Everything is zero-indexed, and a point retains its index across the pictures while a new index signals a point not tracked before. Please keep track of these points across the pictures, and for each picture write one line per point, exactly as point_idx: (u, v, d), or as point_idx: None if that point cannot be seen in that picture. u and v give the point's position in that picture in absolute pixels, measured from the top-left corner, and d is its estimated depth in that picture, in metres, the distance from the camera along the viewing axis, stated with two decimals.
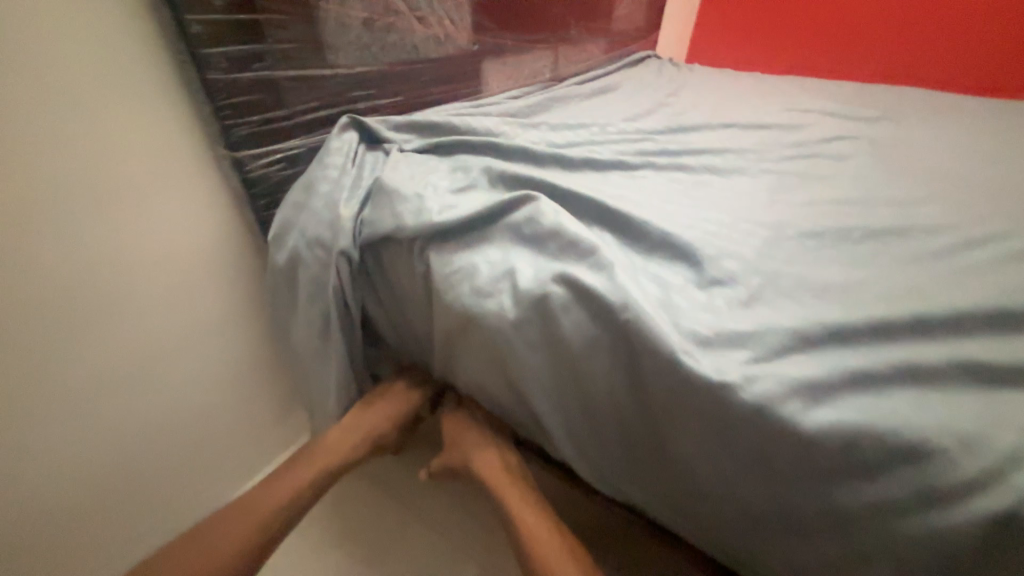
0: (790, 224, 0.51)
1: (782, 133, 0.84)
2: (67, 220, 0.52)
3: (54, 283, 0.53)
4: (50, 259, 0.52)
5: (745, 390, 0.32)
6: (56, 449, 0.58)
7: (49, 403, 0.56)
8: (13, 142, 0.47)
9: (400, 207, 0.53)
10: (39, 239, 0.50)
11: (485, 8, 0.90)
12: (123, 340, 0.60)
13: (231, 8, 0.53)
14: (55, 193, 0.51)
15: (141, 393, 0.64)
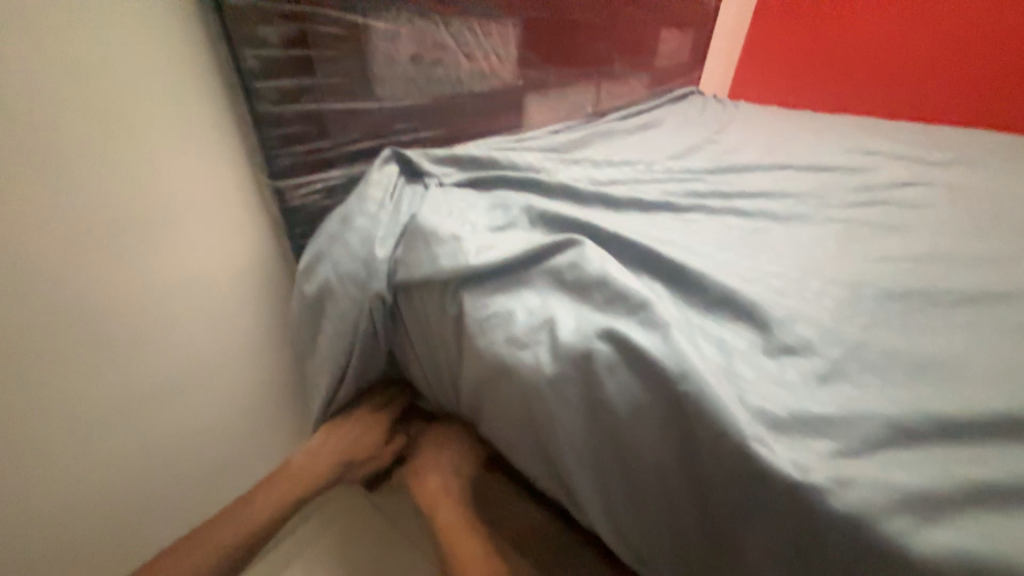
0: (867, 282, 0.45)
1: (843, 177, 0.78)
2: (112, 243, 0.53)
3: (93, 303, 0.53)
4: (92, 280, 0.53)
5: (832, 493, 0.27)
6: (72, 467, 0.57)
7: (76, 422, 0.56)
8: (64, 163, 0.48)
9: (437, 246, 0.50)
10: (84, 261, 0.52)
11: (531, 44, 0.90)
12: (150, 359, 0.60)
13: (286, 44, 0.54)
14: (104, 217, 0.52)
15: (165, 416, 0.64)
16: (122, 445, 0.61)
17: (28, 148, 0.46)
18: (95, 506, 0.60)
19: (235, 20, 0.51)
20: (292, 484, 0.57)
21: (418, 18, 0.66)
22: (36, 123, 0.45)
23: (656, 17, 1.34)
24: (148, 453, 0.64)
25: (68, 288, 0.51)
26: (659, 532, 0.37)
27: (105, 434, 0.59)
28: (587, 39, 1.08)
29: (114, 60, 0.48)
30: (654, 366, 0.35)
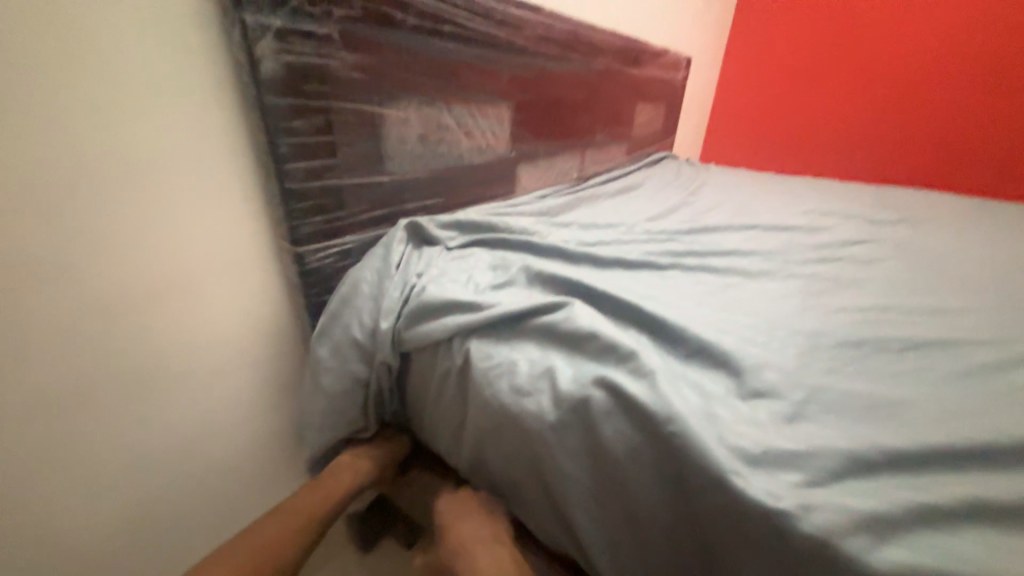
0: (824, 332, 0.51)
1: (805, 236, 0.88)
2: (131, 312, 0.55)
3: (105, 371, 0.54)
4: (107, 349, 0.54)
5: (802, 519, 0.31)
6: (75, 531, 0.55)
7: (72, 494, 0.54)
8: (113, 233, 0.51)
9: (440, 310, 0.56)
10: (109, 325, 0.53)
11: (523, 122, 1.02)
12: (163, 418, 0.61)
13: (314, 131, 0.60)
14: (127, 287, 0.54)
15: (161, 484, 0.63)
16: (113, 517, 0.59)
17: (64, 227, 0.48)
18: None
19: (272, 114, 0.56)
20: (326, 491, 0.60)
21: (426, 105, 0.76)
22: (74, 202, 0.48)
23: (631, 95, 1.51)
24: (140, 523, 0.62)
25: (81, 358, 0.52)
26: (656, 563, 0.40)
27: (100, 504, 0.57)
28: (572, 116, 1.21)
29: (154, 141, 0.52)
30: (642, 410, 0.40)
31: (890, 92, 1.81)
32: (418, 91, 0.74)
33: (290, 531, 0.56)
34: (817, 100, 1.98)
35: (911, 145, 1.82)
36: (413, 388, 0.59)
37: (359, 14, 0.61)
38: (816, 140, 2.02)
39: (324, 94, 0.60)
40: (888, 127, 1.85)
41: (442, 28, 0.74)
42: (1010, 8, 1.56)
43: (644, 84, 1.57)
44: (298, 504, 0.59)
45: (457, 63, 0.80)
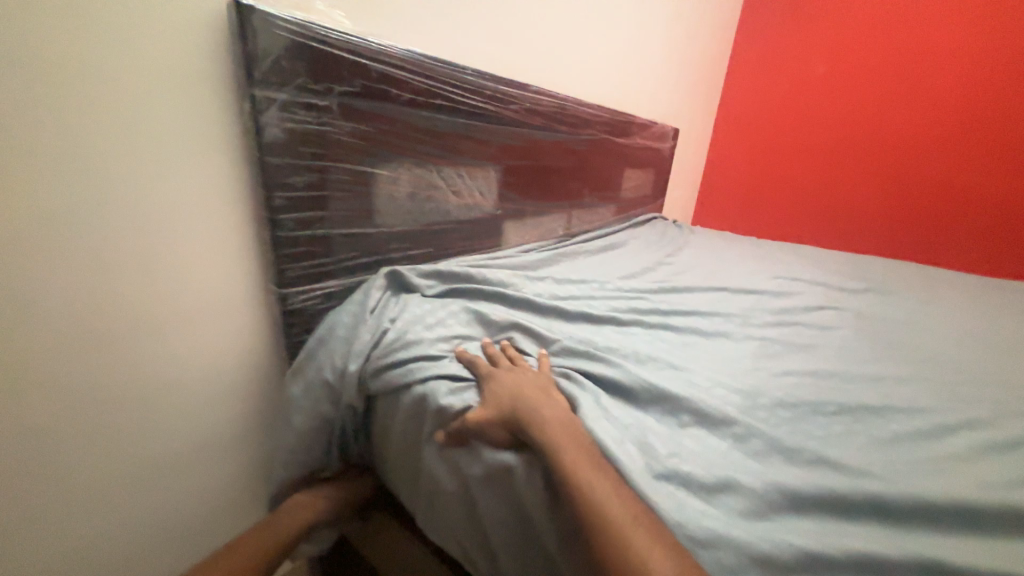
0: (765, 392, 0.54)
1: (769, 300, 0.92)
2: (106, 345, 0.56)
3: (71, 404, 0.55)
4: (77, 381, 0.55)
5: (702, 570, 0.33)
6: (31, 564, 0.55)
7: (37, 523, 0.55)
8: (121, 273, 0.56)
9: (404, 354, 0.59)
10: (103, 358, 0.56)
11: (510, 183, 1.11)
12: (139, 451, 0.62)
13: (308, 187, 0.67)
14: (105, 321, 0.56)
15: (112, 521, 0.62)
16: (56, 555, 0.57)
17: (53, 262, 0.50)
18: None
19: (271, 172, 0.63)
20: (280, 523, 0.62)
21: (416, 166, 0.84)
22: (67, 239, 0.51)
23: (619, 161, 1.62)
24: (95, 558, 0.61)
25: (48, 390, 0.53)
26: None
27: (62, 536, 0.57)
28: (560, 179, 1.31)
29: (152, 186, 0.56)
30: (550, 460, 0.42)
31: (868, 170, 1.93)
32: (409, 154, 0.82)
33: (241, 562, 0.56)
34: (800, 173, 2.10)
35: (890, 220, 1.90)
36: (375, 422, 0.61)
37: (358, 90, 0.70)
38: (795, 209, 2.14)
39: (320, 155, 0.68)
40: (868, 202, 1.94)
41: (435, 103, 0.84)
42: (973, 103, 1.70)
43: (632, 152, 1.68)
44: (249, 537, 0.60)
45: (449, 131, 0.89)
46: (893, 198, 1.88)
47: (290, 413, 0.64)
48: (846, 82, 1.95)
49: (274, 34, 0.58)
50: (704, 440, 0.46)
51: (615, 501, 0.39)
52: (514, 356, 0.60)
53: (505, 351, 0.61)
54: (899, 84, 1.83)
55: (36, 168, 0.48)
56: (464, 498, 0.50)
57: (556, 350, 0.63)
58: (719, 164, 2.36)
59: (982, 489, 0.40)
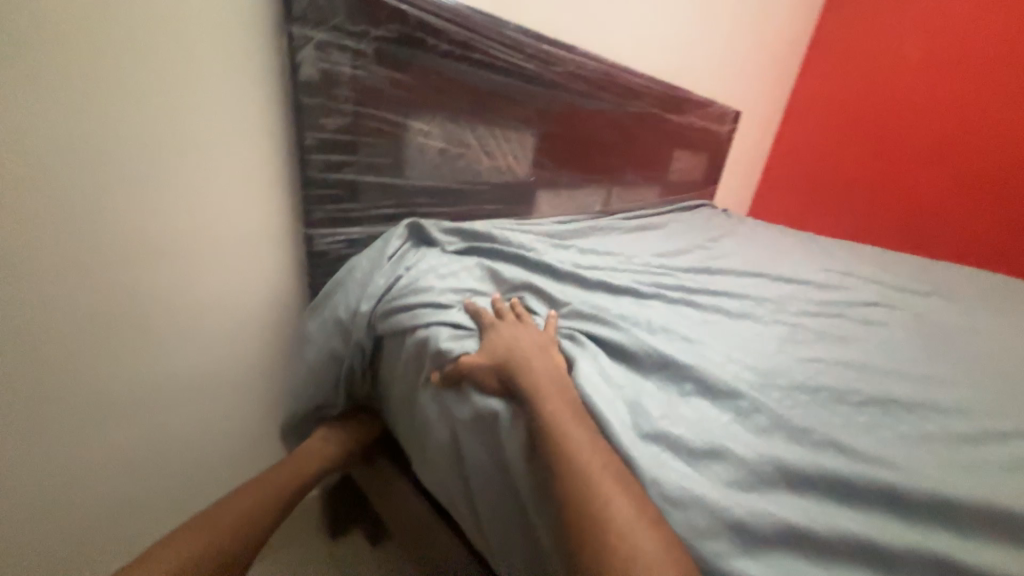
0: (784, 373, 0.50)
1: (811, 290, 0.85)
2: (142, 265, 0.61)
3: (110, 317, 0.60)
4: (117, 296, 0.60)
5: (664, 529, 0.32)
6: (79, 452, 0.62)
7: (82, 417, 0.61)
8: (162, 198, 0.60)
9: (412, 299, 0.60)
10: (144, 276, 0.61)
11: (546, 150, 1.08)
12: (173, 365, 0.68)
13: (339, 131, 0.69)
14: (144, 242, 0.60)
15: (145, 426, 0.68)
16: (98, 449, 0.64)
17: (99, 182, 0.55)
18: (58, 509, 0.63)
19: (304, 111, 0.65)
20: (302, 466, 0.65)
21: (449, 122, 0.84)
22: (113, 162, 0.55)
23: (668, 140, 1.53)
24: (133, 457, 0.68)
25: (92, 301, 0.58)
26: (536, 547, 0.43)
27: (105, 432, 0.64)
28: (601, 152, 1.26)
29: (191, 118, 0.59)
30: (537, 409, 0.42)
31: (954, 173, 1.75)
32: (443, 108, 0.82)
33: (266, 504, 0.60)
34: (878, 168, 1.92)
35: (969, 231, 1.74)
36: (380, 364, 0.63)
37: (394, 36, 0.70)
38: (869, 207, 1.94)
39: (353, 99, 0.69)
40: (949, 209, 1.77)
41: (472, 57, 0.82)
42: None
43: (684, 131, 1.59)
44: (272, 479, 0.63)
45: (484, 89, 0.87)
46: (977, 207, 1.72)
47: (305, 347, 0.67)
48: (947, 71, 1.75)
49: None
50: (704, 412, 0.43)
51: (596, 454, 0.38)
52: (522, 313, 0.59)
53: (513, 307, 0.61)
54: (1009, 76, 1.64)
55: (88, 91, 0.51)
56: (448, 445, 0.51)
57: (565, 312, 0.61)
58: (784, 153, 2.18)
59: (1017, 498, 0.35)
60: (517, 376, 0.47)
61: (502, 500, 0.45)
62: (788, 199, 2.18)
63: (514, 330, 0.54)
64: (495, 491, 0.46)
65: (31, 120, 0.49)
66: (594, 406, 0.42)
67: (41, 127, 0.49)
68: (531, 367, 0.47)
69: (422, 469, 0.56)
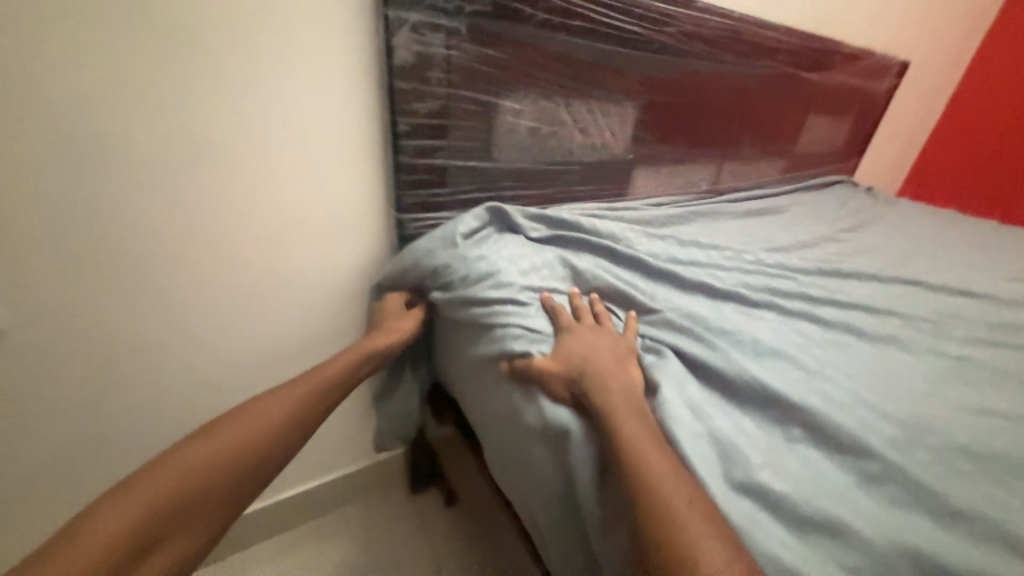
0: (934, 428, 0.40)
1: (986, 308, 0.67)
2: (258, 243, 0.67)
3: (235, 288, 0.69)
4: (227, 269, 0.67)
5: None
6: (218, 396, 0.75)
7: (218, 368, 0.73)
8: (271, 181, 0.65)
9: (490, 293, 0.59)
10: (260, 252, 0.68)
11: (648, 124, 0.97)
12: (286, 330, 0.76)
13: (431, 115, 0.68)
14: (248, 222, 0.65)
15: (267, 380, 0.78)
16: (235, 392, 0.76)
17: (209, 166, 0.60)
18: None
19: (397, 97, 0.64)
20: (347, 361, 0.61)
21: (542, 98, 0.79)
22: (227, 148, 0.60)
23: (801, 104, 1.28)
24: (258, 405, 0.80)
25: (208, 272, 0.65)
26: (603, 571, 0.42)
27: (236, 379, 0.75)
28: (712, 124, 1.11)
29: (283, 102, 0.61)
30: (612, 434, 0.39)
31: None
32: (537, 83, 0.76)
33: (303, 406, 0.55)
34: None
35: None
36: (456, 350, 0.64)
37: (489, 9, 0.65)
38: None
39: (444, 80, 0.66)
40: None
41: (574, 24, 0.74)
42: None
43: (824, 92, 1.32)
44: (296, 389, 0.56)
45: (584, 59, 0.79)
46: None
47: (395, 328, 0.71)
48: None
49: None
50: (818, 467, 0.36)
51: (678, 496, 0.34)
52: (600, 313, 0.56)
53: (593, 307, 0.57)
54: None
55: (203, 84, 0.55)
56: (513, 447, 0.51)
57: (654, 320, 0.56)
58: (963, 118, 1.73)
59: None
60: (593, 391, 0.44)
61: (570, 516, 0.45)
62: (955, 182, 1.78)
63: (596, 337, 0.50)
64: (562, 505, 0.45)
65: (167, 117, 0.55)
66: (679, 441, 0.38)
67: (169, 116, 0.55)
68: (610, 383, 0.44)
69: (490, 459, 0.58)
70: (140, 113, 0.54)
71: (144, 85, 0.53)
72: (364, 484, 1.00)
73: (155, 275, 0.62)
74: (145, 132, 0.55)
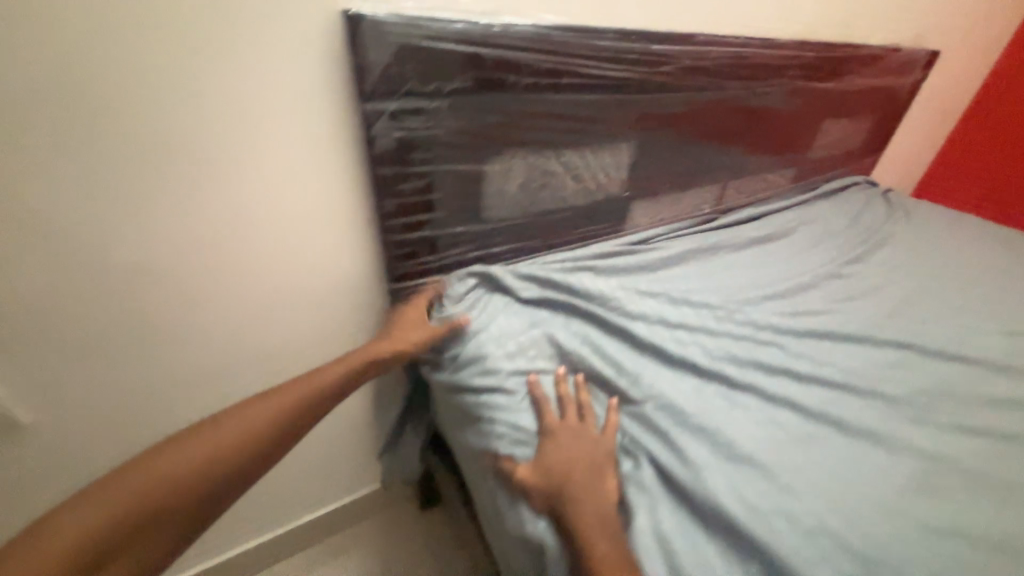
0: (886, 562, 0.43)
1: (976, 379, 0.67)
2: (250, 314, 0.69)
3: (230, 352, 0.71)
4: (216, 332, 0.68)
5: None
6: None
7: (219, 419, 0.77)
8: (257, 255, 0.65)
9: (478, 380, 0.62)
10: (252, 321, 0.70)
11: (646, 160, 0.94)
12: (284, 386, 0.79)
13: (417, 193, 0.68)
14: (232, 290, 0.66)
15: None
16: None
17: (188, 244, 0.60)
18: None
19: (381, 181, 0.64)
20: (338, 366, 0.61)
21: (532, 155, 0.77)
22: (209, 229, 0.60)
23: (815, 113, 1.21)
24: None
25: (198, 336, 0.67)
26: None
27: None
28: (715, 148, 1.06)
29: (261, 179, 0.60)
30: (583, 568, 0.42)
31: None
32: (525, 143, 0.75)
33: (287, 414, 0.54)
34: None
35: None
36: (450, 426, 0.68)
37: (471, 84, 0.63)
38: None
39: (427, 159, 0.66)
40: None
41: (562, 83, 0.71)
42: None
43: (842, 97, 1.23)
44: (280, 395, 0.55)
45: (575, 113, 0.76)
46: None
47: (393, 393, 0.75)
48: None
49: (380, 40, 0.55)
50: None
51: None
52: (584, 405, 0.58)
53: (577, 397, 0.59)
54: None
55: (178, 173, 0.55)
56: (499, 539, 0.55)
57: (635, 414, 0.58)
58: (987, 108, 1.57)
59: None
60: (569, 511, 0.47)
61: None
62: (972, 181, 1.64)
63: (576, 442, 0.53)
64: None
65: (144, 207, 0.55)
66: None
67: (146, 206, 0.55)
68: (585, 505, 0.47)
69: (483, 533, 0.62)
70: (116, 206, 0.54)
71: (117, 181, 0.53)
72: (373, 505, 1.08)
73: (145, 343, 0.64)
74: (124, 224, 0.55)
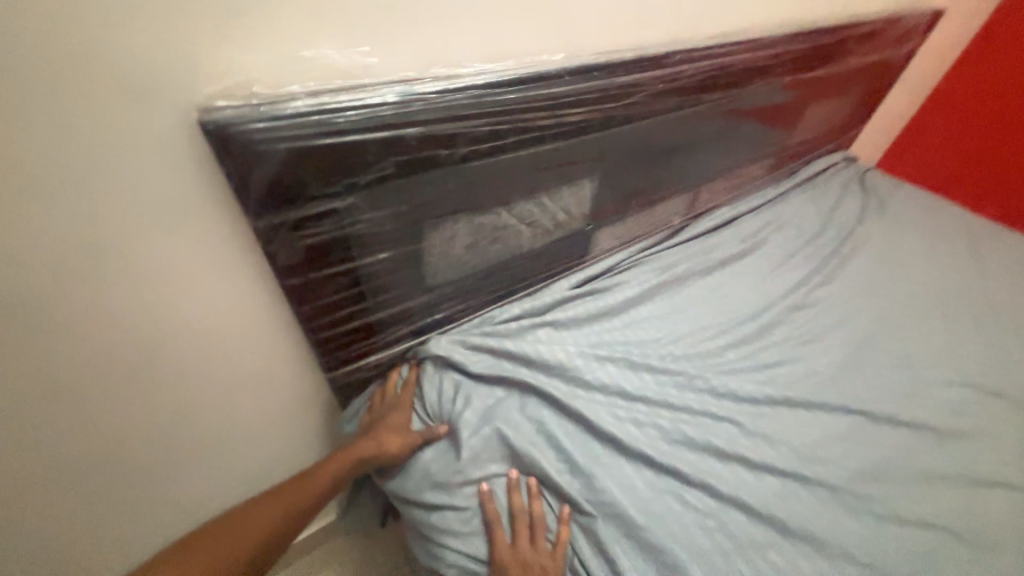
0: None
1: (914, 449, 0.69)
2: (153, 385, 0.54)
3: (132, 428, 0.55)
4: (131, 462, 0.58)
5: None
6: (109, 528, 0.62)
7: (112, 505, 0.60)
8: (148, 313, 0.49)
9: (428, 497, 0.61)
10: (156, 394, 0.55)
11: (611, 188, 0.84)
12: (198, 468, 0.65)
13: (342, 289, 0.59)
14: (123, 371, 0.51)
15: (176, 511, 0.67)
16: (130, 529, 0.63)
17: (48, 334, 0.44)
18: None
19: (295, 290, 0.55)
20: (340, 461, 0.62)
21: (478, 216, 0.65)
22: (66, 279, 0.43)
23: (801, 101, 1.09)
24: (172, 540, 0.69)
25: (109, 471, 0.57)
26: None
27: (135, 516, 0.63)
28: (690, 159, 0.95)
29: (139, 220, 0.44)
30: None
31: None
32: (468, 205, 0.63)
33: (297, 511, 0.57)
34: None
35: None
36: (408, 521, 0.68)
37: (391, 170, 0.52)
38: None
39: (347, 256, 0.56)
40: None
41: (508, 143, 0.60)
42: None
43: (833, 77, 1.10)
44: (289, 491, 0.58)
45: (526, 166, 0.65)
46: None
47: None
48: None
49: (261, 152, 0.43)
50: None
51: None
52: (534, 527, 0.57)
53: (528, 516, 0.58)
54: None
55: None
56: None
57: (586, 528, 0.58)
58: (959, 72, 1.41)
59: None
60: None
61: None
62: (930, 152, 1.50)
63: None
64: None
65: None
66: None
67: None
68: None
69: None
70: None
71: None
72: None
73: (36, 488, 0.52)
74: None
